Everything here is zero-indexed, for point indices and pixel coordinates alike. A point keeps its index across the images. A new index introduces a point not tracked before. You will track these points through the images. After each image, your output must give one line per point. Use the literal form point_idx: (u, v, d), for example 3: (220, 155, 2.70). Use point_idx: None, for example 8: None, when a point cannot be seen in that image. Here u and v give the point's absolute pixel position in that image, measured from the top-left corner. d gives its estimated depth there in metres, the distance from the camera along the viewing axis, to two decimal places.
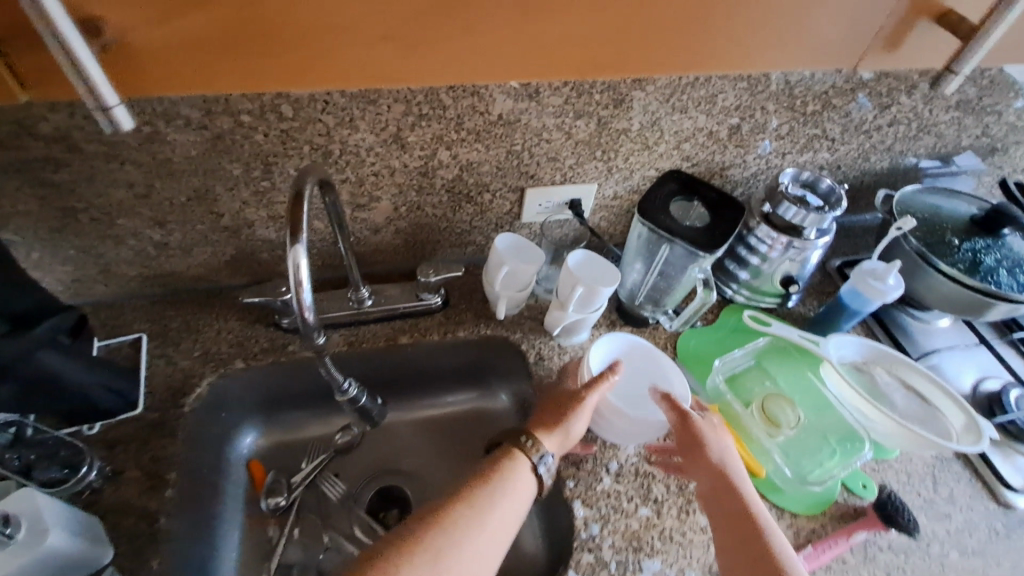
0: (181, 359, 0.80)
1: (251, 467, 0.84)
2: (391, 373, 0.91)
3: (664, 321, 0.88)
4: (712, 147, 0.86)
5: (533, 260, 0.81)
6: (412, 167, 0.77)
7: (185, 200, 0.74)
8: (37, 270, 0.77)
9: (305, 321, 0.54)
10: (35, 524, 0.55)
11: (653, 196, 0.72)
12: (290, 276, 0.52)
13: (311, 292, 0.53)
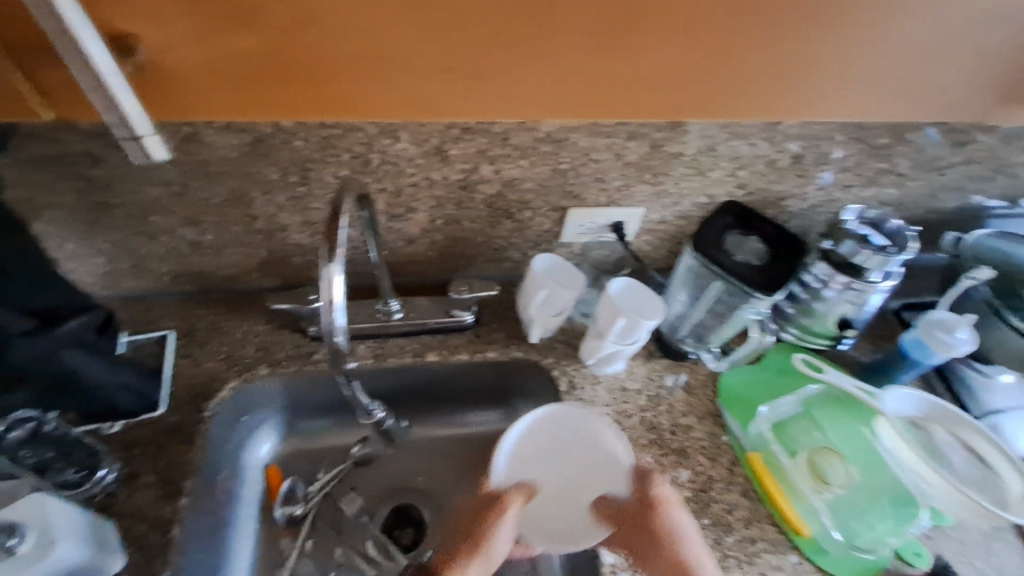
0: (206, 360, 0.79)
1: (269, 474, 0.82)
2: (415, 389, 0.88)
3: (708, 360, 0.85)
4: (770, 175, 0.81)
5: (571, 284, 0.78)
6: (453, 180, 0.74)
7: (220, 202, 0.73)
8: (70, 262, 0.76)
9: (335, 342, 0.51)
10: (43, 536, 0.54)
11: (705, 230, 0.68)
12: (321, 293, 0.49)
13: (343, 314, 0.50)
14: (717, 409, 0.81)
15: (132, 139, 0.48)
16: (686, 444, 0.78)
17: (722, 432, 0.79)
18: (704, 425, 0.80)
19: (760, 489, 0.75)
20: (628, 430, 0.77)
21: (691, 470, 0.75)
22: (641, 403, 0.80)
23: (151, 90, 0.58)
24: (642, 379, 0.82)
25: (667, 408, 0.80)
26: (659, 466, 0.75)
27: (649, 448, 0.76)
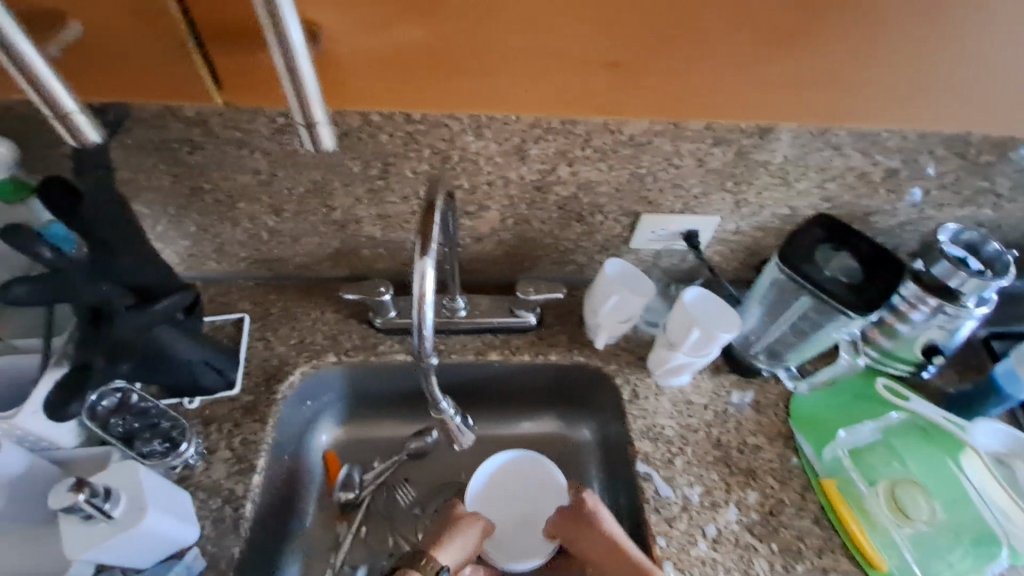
0: (278, 344, 0.81)
1: (328, 459, 0.84)
2: (474, 387, 0.88)
3: (786, 380, 0.81)
4: (860, 188, 0.77)
5: (641, 291, 0.76)
6: (528, 180, 0.74)
7: (303, 192, 0.75)
8: (160, 242, 0.80)
9: (421, 333, 0.54)
10: (134, 502, 0.56)
11: (794, 243, 0.65)
12: (414, 286, 0.51)
13: (432, 309, 0.52)
14: (789, 430, 0.78)
15: (311, 126, 0.47)
16: (753, 464, 0.75)
17: (794, 454, 0.76)
18: (774, 446, 0.76)
19: (834, 517, 0.71)
20: (694, 445, 0.75)
21: (759, 492, 0.72)
22: (707, 417, 0.78)
23: (260, 88, 0.58)
24: (709, 394, 0.80)
25: (734, 425, 0.77)
26: (725, 485, 0.72)
27: (715, 466, 0.74)
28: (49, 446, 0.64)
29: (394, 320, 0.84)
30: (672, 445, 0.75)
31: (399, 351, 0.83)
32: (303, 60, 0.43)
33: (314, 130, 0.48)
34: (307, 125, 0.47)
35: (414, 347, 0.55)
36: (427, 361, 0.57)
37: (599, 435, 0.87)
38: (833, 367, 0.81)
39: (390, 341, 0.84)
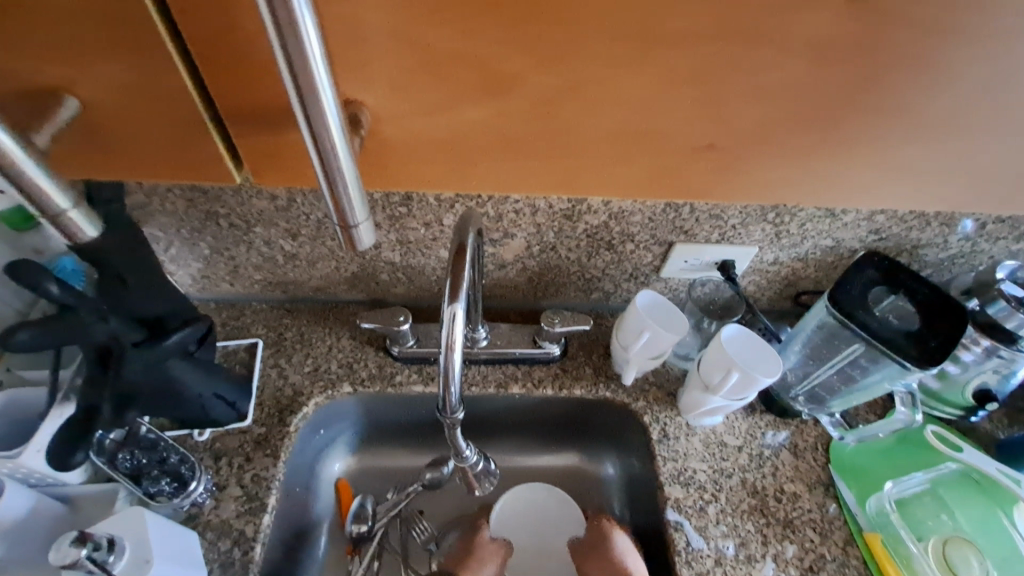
0: (292, 373, 0.78)
1: (339, 488, 0.80)
2: (493, 418, 0.83)
3: (828, 426, 0.76)
4: (911, 222, 0.72)
5: (675, 327, 0.71)
6: (558, 209, 0.70)
7: (321, 217, 0.71)
8: (172, 265, 0.77)
9: (449, 384, 0.53)
10: (140, 552, 0.54)
11: (846, 287, 0.65)
12: (442, 333, 0.49)
13: (462, 352, 0.50)
14: (830, 477, 0.73)
15: (348, 226, 0.46)
16: (792, 514, 0.70)
17: (834, 503, 0.71)
18: (813, 494, 0.72)
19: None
20: (728, 492, 0.70)
21: (799, 546, 0.67)
22: (742, 461, 0.73)
23: (270, 162, 0.58)
24: (743, 435, 0.75)
25: (770, 470, 0.73)
26: (761, 536, 0.68)
27: (751, 515, 0.69)
28: (53, 483, 0.63)
29: (412, 348, 0.80)
30: (705, 491, 0.70)
31: (416, 381, 0.79)
32: (344, 157, 0.41)
33: (351, 228, 0.46)
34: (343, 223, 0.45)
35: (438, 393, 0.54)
36: (452, 415, 0.56)
37: (623, 472, 0.83)
38: (889, 422, 0.70)
39: (407, 370, 0.80)
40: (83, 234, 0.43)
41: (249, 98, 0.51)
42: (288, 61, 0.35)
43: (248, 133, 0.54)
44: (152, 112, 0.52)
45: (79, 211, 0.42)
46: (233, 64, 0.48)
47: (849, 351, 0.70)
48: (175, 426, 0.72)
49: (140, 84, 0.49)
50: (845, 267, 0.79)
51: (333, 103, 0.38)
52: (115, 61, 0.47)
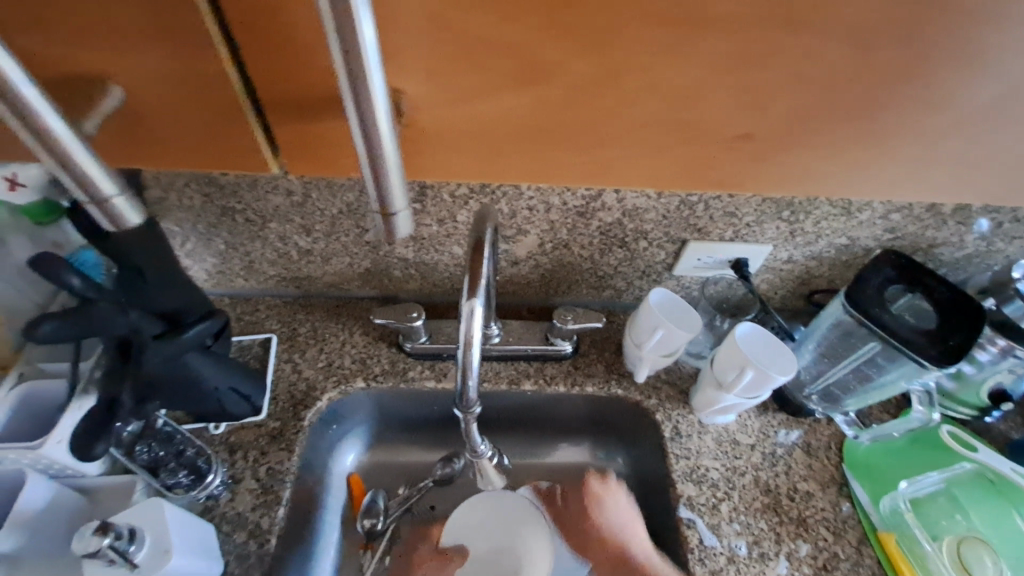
0: (306, 367, 0.79)
1: (351, 483, 0.81)
2: (505, 414, 0.84)
3: (843, 426, 0.75)
4: (927, 220, 0.71)
5: (689, 325, 0.71)
6: (571, 206, 0.70)
7: (335, 213, 0.72)
8: (188, 260, 0.78)
9: (467, 379, 0.53)
10: (159, 542, 0.54)
11: (863, 284, 0.65)
12: (461, 325, 0.50)
13: (479, 349, 0.51)
14: (843, 477, 0.72)
15: (387, 214, 0.45)
16: (805, 513, 0.69)
17: (847, 502, 0.71)
18: (827, 493, 0.71)
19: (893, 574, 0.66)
20: (741, 491, 0.70)
21: (813, 545, 0.67)
22: (755, 460, 0.73)
23: (306, 155, 0.55)
24: (756, 433, 0.75)
25: (783, 469, 0.72)
26: (774, 535, 0.68)
27: (764, 514, 0.69)
28: (72, 474, 0.64)
29: (424, 345, 0.80)
30: (717, 489, 0.70)
31: (429, 377, 0.79)
32: (389, 147, 0.40)
33: (389, 215, 0.46)
34: (383, 210, 0.45)
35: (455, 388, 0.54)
36: (469, 409, 0.57)
37: (634, 468, 0.83)
38: (904, 420, 0.71)
39: (420, 366, 0.80)
40: (124, 222, 0.41)
41: (284, 81, 0.48)
42: (340, 49, 0.34)
43: (287, 125, 0.52)
44: (183, 98, 0.49)
45: (123, 198, 0.40)
46: (273, 44, 0.45)
47: (865, 349, 0.69)
48: (191, 420, 0.72)
49: (175, 68, 0.47)
50: (859, 265, 0.78)
51: (382, 91, 0.37)
52: (150, 42, 0.44)
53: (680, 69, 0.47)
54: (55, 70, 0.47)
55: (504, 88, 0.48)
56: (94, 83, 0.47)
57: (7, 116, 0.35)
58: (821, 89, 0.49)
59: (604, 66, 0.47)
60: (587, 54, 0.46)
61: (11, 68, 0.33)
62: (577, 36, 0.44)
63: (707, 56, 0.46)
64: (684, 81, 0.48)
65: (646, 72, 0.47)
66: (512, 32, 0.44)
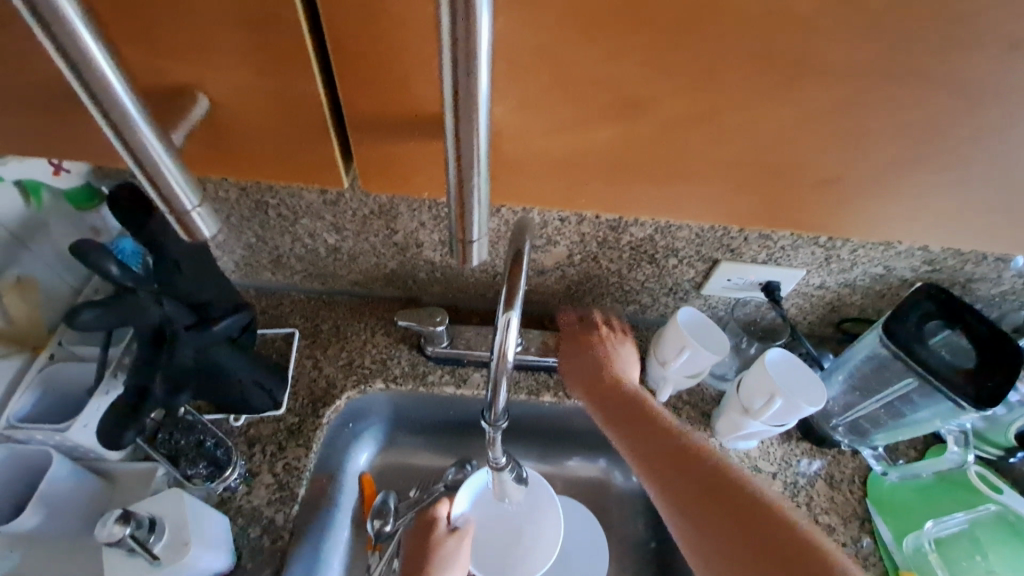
0: (326, 365, 0.79)
1: (363, 482, 0.80)
2: (522, 423, 0.83)
3: (871, 460, 0.74)
4: (968, 255, 0.69)
5: (716, 347, 0.70)
6: (603, 220, 0.69)
7: (367, 213, 0.72)
8: (217, 250, 0.79)
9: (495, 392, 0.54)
10: (176, 534, 0.55)
11: (902, 318, 0.64)
12: (496, 333, 0.50)
13: (513, 361, 0.52)
14: (866, 512, 0.71)
15: (461, 242, 0.40)
16: None
17: (868, 538, 0.69)
18: (848, 528, 0.70)
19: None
20: None
21: None
22: (776, 489, 0.71)
23: (374, 164, 0.49)
24: (778, 461, 0.74)
25: (804, 499, 0.71)
26: None
27: None
28: (96, 458, 0.64)
29: (445, 349, 0.80)
30: None
31: (449, 383, 0.79)
32: (482, 176, 0.35)
33: (465, 243, 0.40)
34: (459, 236, 0.40)
35: (487, 398, 0.55)
36: (496, 423, 0.58)
37: None
38: (936, 461, 0.70)
39: (440, 370, 0.80)
40: (201, 234, 0.38)
41: (363, 100, 0.43)
42: (453, 78, 0.29)
43: (362, 137, 0.46)
44: (269, 111, 0.44)
45: (203, 211, 0.37)
46: (368, 57, 0.40)
47: (900, 385, 0.68)
48: (213, 410, 0.73)
49: (276, 86, 0.42)
50: (893, 296, 0.77)
51: (485, 126, 0.32)
52: (248, 56, 0.40)
53: (781, 118, 0.41)
54: (156, 80, 0.42)
55: (583, 125, 0.43)
56: (183, 95, 0.42)
57: (99, 120, 0.31)
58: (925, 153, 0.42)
59: (696, 105, 0.40)
60: (680, 91, 0.39)
61: (112, 74, 0.29)
62: (683, 72, 0.38)
63: (814, 107, 0.40)
64: (775, 132, 0.42)
65: (747, 116, 0.41)
66: (599, 65, 0.38)
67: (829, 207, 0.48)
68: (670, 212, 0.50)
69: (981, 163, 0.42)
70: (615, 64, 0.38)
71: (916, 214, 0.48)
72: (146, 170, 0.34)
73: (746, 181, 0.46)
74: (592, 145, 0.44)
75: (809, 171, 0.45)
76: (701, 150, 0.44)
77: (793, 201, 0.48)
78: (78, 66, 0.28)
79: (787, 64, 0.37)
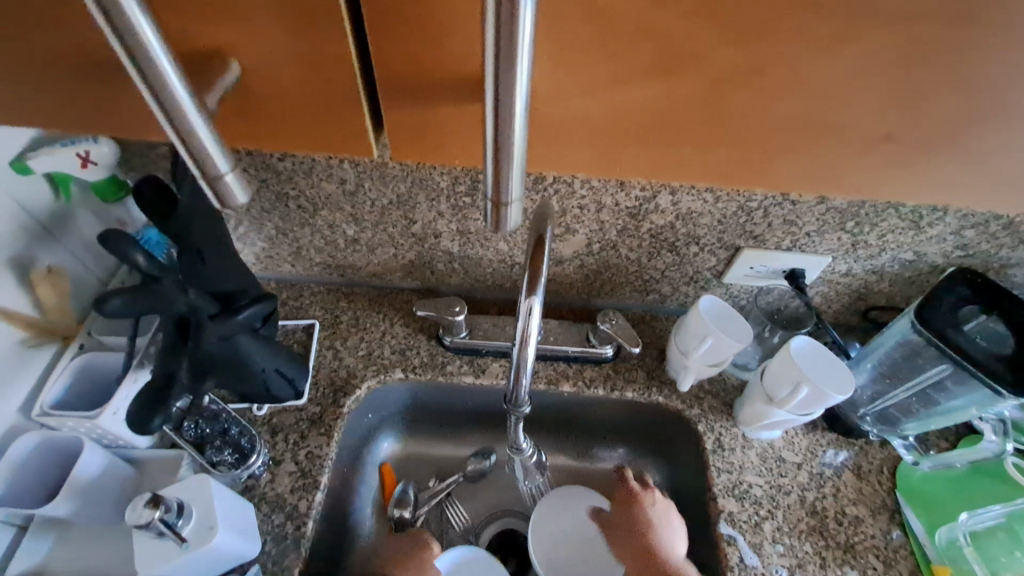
0: (346, 355, 0.79)
1: (384, 472, 0.80)
2: (540, 415, 0.82)
3: (901, 450, 0.71)
4: (1004, 239, 0.67)
5: (739, 335, 0.69)
6: (624, 207, 0.68)
7: (386, 204, 0.72)
8: (239, 242, 0.80)
9: (518, 382, 0.54)
10: (204, 519, 0.56)
11: (936, 303, 0.62)
12: (518, 318, 0.50)
13: (533, 347, 0.52)
14: (895, 503, 0.69)
15: (498, 205, 0.39)
16: (854, 539, 0.66)
17: (898, 530, 0.67)
18: (877, 520, 0.68)
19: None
20: (785, 511, 0.68)
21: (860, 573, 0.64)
22: (801, 479, 0.70)
23: (404, 135, 0.49)
24: (803, 452, 0.72)
25: (831, 490, 0.69)
26: (820, 559, 0.65)
27: (810, 536, 0.66)
28: (124, 445, 0.66)
29: (464, 339, 0.80)
30: (761, 506, 0.68)
31: (467, 373, 0.79)
32: (521, 136, 0.35)
33: (502, 207, 0.40)
34: (495, 201, 0.39)
35: (509, 385, 0.55)
36: (518, 408, 0.58)
37: (670, 479, 0.80)
38: (971, 450, 0.68)
39: (458, 360, 0.80)
40: (234, 199, 0.39)
41: (377, 62, 0.43)
42: (494, 32, 0.29)
43: (393, 107, 0.46)
44: (302, 80, 0.44)
45: (235, 175, 0.38)
46: (400, 23, 0.40)
47: (934, 371, 0.66)
48: (236, 400, 0.74)
49: (302, 49, 0.42)
50: (924, 283, 0.74)
51: (526, 80, 0.32)
52: (276, 18, 0.40)
53: (820, 70, 0.39)
54: (188, 44, 0.42)
55: (613, 79, 0.41)
56: (214, 61, 0.42)
57: (133, 74, 0.31)
58: (966, 109, 0.41)
59: (742, 60, 0.39)
60: (716, 45, 0.38)
61: (143, 21, 0.30)
62: (712, 28, 0.37)
63: (847, 63, 0.39)
64: (817, 85, 0.40)
65: (780, 65, 0.39)
66: (638, 12, 0.37)
67: (859, 169, 0.47)
68: (693, 178, 0.49)
69: (1019, 120, 0.41)
70: (644, 22, 0.37)
71: (954, 176, 0.47)
72: (178, 129, 0.34)
73: (779, 144, 0.45)
74: (620, 107, 0.43)
75: (840, 131, 0.44)
76: (729, 111, 0.43)
77: (823, 168, 0.47)
78: (111, 16, 0.29)
79: (822, 18, 0.36)
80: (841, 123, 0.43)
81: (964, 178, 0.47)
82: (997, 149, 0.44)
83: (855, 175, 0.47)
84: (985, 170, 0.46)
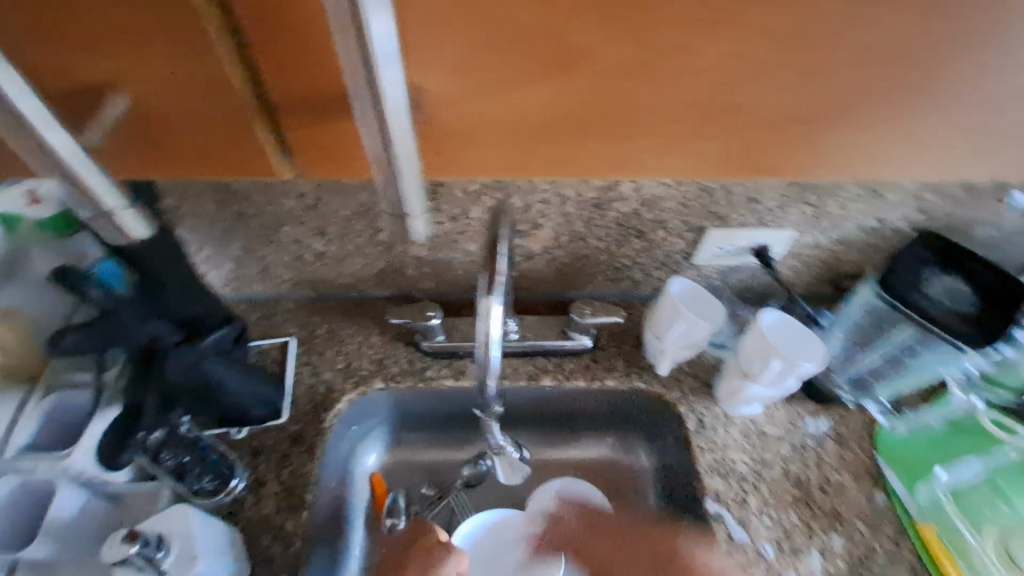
0: (325, 369, 0.79)
1: (374, 484, 0.77)
2: (527, 412, 0.83)
3: (877, 415, 0.73)
4: (962, 198, 0.68)
5: (710, 317, 0.70)
6: (586, 198, 0.68)
7: (348, 214, 0.71)
8: (206, 266, 0.79)
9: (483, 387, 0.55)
10: (186, 548, 0.56)
11: (896, 265, 0.64)
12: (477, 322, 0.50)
13: (497, 346, 0.51)
14: (877, 467, 0.70)
15: None
16: (839, 506, 0.67)
17: (881, 493, 0.68)
18: (861, 484, 0.69)
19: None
20: (770, 483, 0.68)
21: (847, 538, 0.65)
22: (784, 451, 0.71)
23: (310, 151, 0.48)
24: (784, 424, 0.73)
25: (814, 460, 0.70)
26: (806, 527, 0.66)
27: (795, 507, 0.67)
28: (103, 481, 0.65)
29: (442, 343, 0.80)
30: (745, 482, 0.68)
31: (448, 376, 0.79)
32: None
33: None
34: None
35: (477, 386, 0.55)
36: (489, 409, 0.59)
37: (658, 464, 0.81)
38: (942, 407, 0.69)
39: (438, 365, 0.80)
40: (135, 234, 0.44)
41: (279, 77, 0.42)
42: None
43: (297, 123, 0.45)
44: (193, 103, 0.43)
45: (128, 212, 0.42)
46: (285, 36, 0.39)
47: (901, 334, 0.68)
48: (216, 425, 0.73)
49: (180, 75, 0.40)
50: (888, 248, 0.75)
51: None
52: (149, 46, 0.38)
53: (727, 56, 0.39)
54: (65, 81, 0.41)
55: (531, 79, 0.41)
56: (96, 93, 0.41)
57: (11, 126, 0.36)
58: (886, 79, 0.41)
59: (656, 49, 0.39)
60: (621, 37, 0.38)
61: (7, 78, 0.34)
62: (621, 20, 0.37)
63: (759, 46, 0.39)
64: (730, 69, 0.40)
65: (691, 53, 0.39)
66: (544, 10, 0.37)
67: (798, 146, 0.47)
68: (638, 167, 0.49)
69: (950, 84, 0.41)
70: (552, 21, 0.37)
71: (894, 143, 0.47)
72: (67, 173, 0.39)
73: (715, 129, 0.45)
74: (544, 106, 0.43)
75: (770, 111, 0.43)
76: (655, 101, 0.43)
77: (764, 148, 0.47)
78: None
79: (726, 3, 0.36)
80: (766, 104, 0.43)
81: (905, 142, 0.47)
82: (931, 115, 0.44)
83: (797, 150, 0.47)
84: (925, 134, 0.46)
